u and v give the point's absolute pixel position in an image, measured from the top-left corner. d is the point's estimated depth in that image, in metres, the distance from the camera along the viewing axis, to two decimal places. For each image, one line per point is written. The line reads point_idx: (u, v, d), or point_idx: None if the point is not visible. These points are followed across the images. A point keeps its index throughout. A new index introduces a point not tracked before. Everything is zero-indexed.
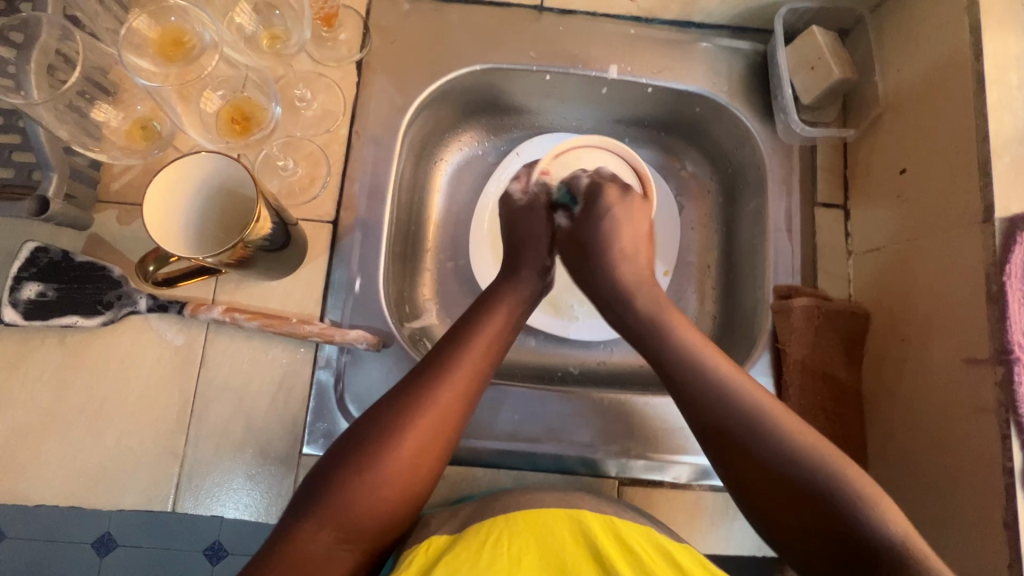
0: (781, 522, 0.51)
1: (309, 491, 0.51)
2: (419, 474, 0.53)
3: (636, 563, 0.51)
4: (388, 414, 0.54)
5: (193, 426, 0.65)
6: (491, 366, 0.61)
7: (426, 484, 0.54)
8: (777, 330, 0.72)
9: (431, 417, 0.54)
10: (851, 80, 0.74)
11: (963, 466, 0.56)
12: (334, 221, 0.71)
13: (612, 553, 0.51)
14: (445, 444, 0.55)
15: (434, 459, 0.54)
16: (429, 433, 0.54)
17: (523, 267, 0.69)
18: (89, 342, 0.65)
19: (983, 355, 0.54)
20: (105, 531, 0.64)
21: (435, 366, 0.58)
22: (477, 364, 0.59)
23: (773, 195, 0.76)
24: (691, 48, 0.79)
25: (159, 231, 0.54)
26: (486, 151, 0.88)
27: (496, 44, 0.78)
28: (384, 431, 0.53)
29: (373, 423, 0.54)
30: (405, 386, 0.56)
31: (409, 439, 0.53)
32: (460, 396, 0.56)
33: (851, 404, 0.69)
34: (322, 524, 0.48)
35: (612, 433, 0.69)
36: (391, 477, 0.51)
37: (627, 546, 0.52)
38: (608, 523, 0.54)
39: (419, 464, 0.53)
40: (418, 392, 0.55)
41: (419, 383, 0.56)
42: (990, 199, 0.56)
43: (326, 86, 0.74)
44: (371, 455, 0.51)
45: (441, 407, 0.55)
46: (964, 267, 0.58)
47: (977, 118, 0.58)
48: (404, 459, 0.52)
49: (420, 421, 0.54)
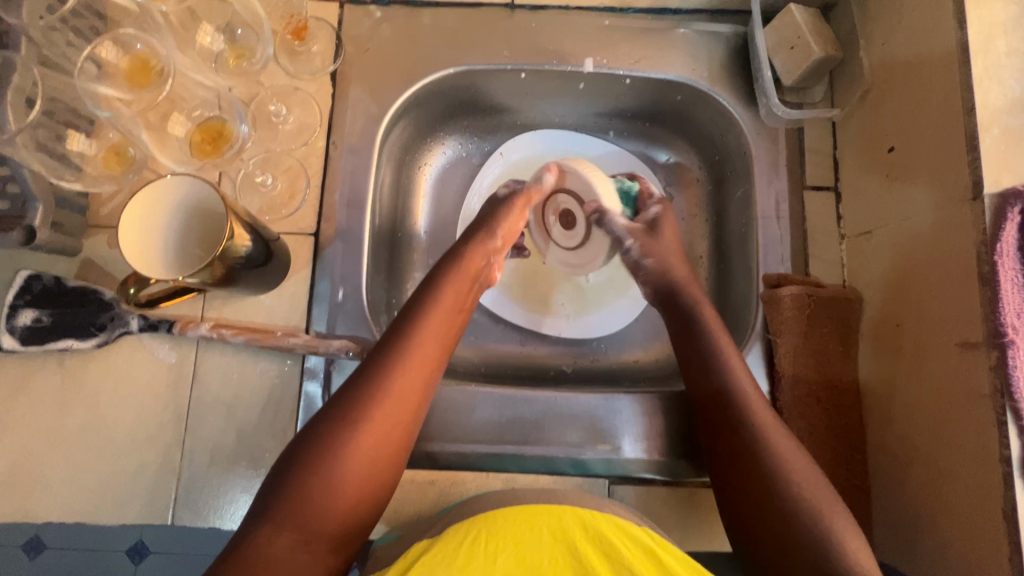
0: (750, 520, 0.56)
1: (268, 497, 0.52)
2: (376, 470, 0.55)
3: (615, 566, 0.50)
4: (337, 414, 0.56)
5: (188, 440, 0.67)
6: (440, 356, 0.62)
7: (385, 479, 0.56)
8: (768, 321, 0.70)
9: (380, 413, 0.56)
10: (834, 57, 0.71)
11: (957, 454, 0.54)
12: (315, 232, 0.72)
13: (591, 554, 0.51)
14: (400, 437, 0.57)
15: (388, 453, 0.56)
16: (382, 430, 0.56)
17: (464, 253, 0.69)
18: (85, 364, 0.67)
19: (976, 340, 0.52)
20: (137, 540, 0.66)
21: (383, 361, 0.59)
22: (426, 357, 0.61)
23: (759, 182, 0.74)
24: (669, 35, 0.78)
25: (137, 250, 0.55)
26: (470, 153, 0.88)
27: (469, 46, 0.78)
28: (334, 432, 0.54)
29: (323, 424, 0.55)
30: (353, 384, 0.58)
31: (360, 438, 0.54)
32: (410, 390, 0.58)
33: (846, 393, 0.67)
34: (280, 527, 0.50)
35: (605, 432, 0.69)
36: (347, 476, 0.53)
37: (605, 547, 0.52)
38: (584, 519, 0.53)
39: (374, 459, 0.55)
40: (365, 390, 0.57)
41: (365, 381, 0.57)
42: (979, 174, 0.53)
43: (301, 100, 0.75)
44: (325, 457, 0.53)
45: (391, 402, 0.57)
46: (955, 248, 0.55)
47: (963, 90, 0.55)
48: (358, 457, 0.54)
49: (370, 418, 0.56)
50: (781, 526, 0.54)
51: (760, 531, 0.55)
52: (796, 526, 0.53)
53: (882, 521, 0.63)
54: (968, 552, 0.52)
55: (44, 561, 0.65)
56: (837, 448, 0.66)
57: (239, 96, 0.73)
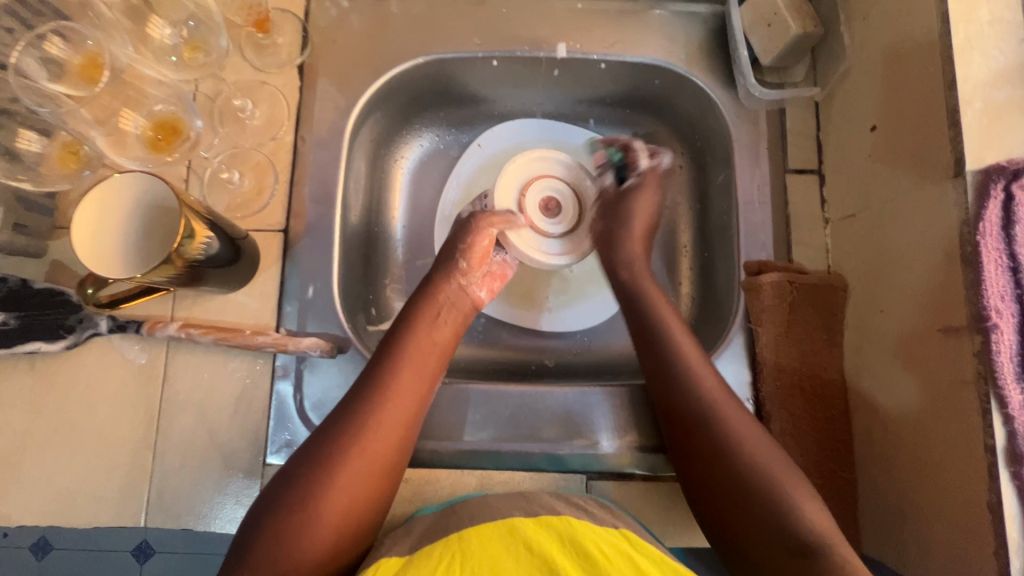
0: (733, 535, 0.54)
1: (249, 537, 0.51)
2: (355, 510, 0.54)
3: (582, 559, 0.49)
4: (313, 456, 0.55)
5: (160, 441, 0.66)
6: (423, 388, 0.61)
7: (365, 521, 0.55)
8: (749, 310, 0.68)
9: (359, 449, 0.55)
10: (814, 34, 0.69)
11: (941, 444, 0.52)
12: (285, 229, 0.71)
13: (557, 552, 0.50)
14: (381, 473, 0.56)
15: (371, 489, 0.55)
16: (361, 468, 0.54)
17: (445, 283, 0.68)
18: (56, 366, 0.67)
19: (959, 324, 0.50)
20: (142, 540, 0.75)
21: (362, 396, 0.58)
22: (407, 390, 0.59)
23: (740, 166, 0.72)
24: (644, 17, 0.75)
25: (91, 251, 0.55)
26: (446, 145, 0.86)
27: (439, 34, 0.76)
28: (312, 470, 0.53)
29: (302, 463, 0.54)
30: (332, 423, 0.57)
31: (340, 477, 0.53)
32: (389, 426, 0.57)
33: (830, 382, 0.65)
34: (262, 574, 0.49)
35: (580, 427, 0.68)
36: (328, 517, 0.52)
37: (572, 544, 0.51)
38: (553, 525, 0.53)
39: (354, 501, 0.54)
40: (343, 426, 0.56)
41: (343, 418, 0.56)
42: (960, 150, 0.50)
43: (268, 94, 0.73)
44: (303, 496, 0.52)
45: (371, 439, 0.56)
46: (937, 228, 0.53)
47: (943, 62, 0.52)
48: (339, 496, 0.53)
49: (348, 457, 0.54)
50: (770, 546, 0.51)
51: (744, 537, 0.53)
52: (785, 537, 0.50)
53: (868, 518, 0.61)
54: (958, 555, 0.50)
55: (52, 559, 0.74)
56: (822, 439, 0.64)
57: (205, 92, 0.72)
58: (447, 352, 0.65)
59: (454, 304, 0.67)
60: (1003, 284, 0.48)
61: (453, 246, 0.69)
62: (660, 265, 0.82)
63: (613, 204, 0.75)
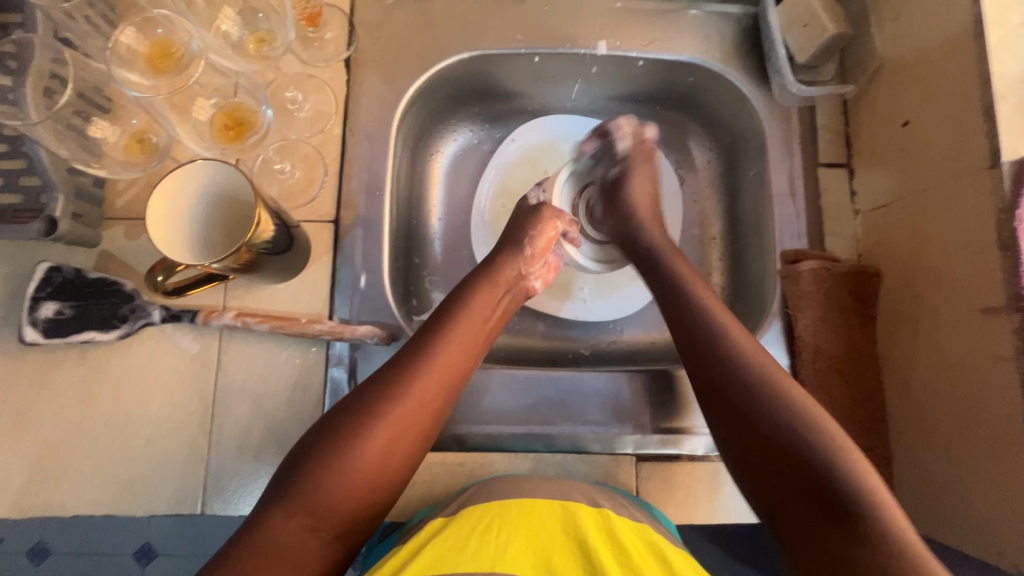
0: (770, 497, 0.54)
1: (285, 480, 0.52)
2: (391, 464, 0.54)
3: (623, 558, 0.50)
4: (359, 405, 0.55)
5: (215, 429, 0.67)
6: (470, 358, 0.61)
7: (398, 476, 0.55)
8: (786, 296, 0.72)
9: (404, 408, 0.55)
10: (846, 35, 0.72)
11: (981, 418, 0.55)
12: (335, 219, 0.72)
13: (599, 545, 0.51)
14: (422, 433, 0.56)
15: (408, 449, 0.55)
16: (404, 423, 0.55)
17: (498, 257, 0.70)
18: (108, 356, 0.67)
19: (998, 304, 0.53)
20: (145, 542, 0.65)
21: (412, 359, 0.58)
22: (456, 357, 0.60)
23: (774, 160, 0.75)
24: (680, 17, 0.78)
25: (167, 239, 0.55)
26: (481, 139, 0.88)
27: (482, 30, 0.78)
28: (355, 423, 0.53)
29: (345, 415, 0.54)
30: (380, 377, 0.57)
31: (380, 431, 0.53)
32: (436, 389, 0.57)
33: (866, 364, 0.68)
34: (292, 513, 0.49)
35: (625, 411, 0.70)
36: (363, 469, 0.52)
37: (615, 540, 0.52)
38: (601, 519, 0.54)
39: (390, 454, 0.54)
40: (394, 384, 0.56)
41: (393, 373, 0.57)
42: (997, 142, 0.54)
43: (316, 87, 0.74)
44: (343, 446, 0.52)
45: (417, 399, 0.56)
46: (975, 216, 0.56)
47: (978, 61, 0.56)
48: (377, 451, 0.53)
49: (392, 410, 0.55)
50: (809, 504, 0.51)
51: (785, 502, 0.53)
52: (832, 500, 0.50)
53: (905, 492, 0.64)
54: (1006, 526, 0.53)
55: (51, 565, 0.64)
56: (859, 418, 0.67)
57: None
58: (492, 329, 0.65)
59: (507, 281, 0.68)
60: None
61: (519, 234, 0.71)
62: (692, 256, 0.85)
63: (608, 194, 0.78)
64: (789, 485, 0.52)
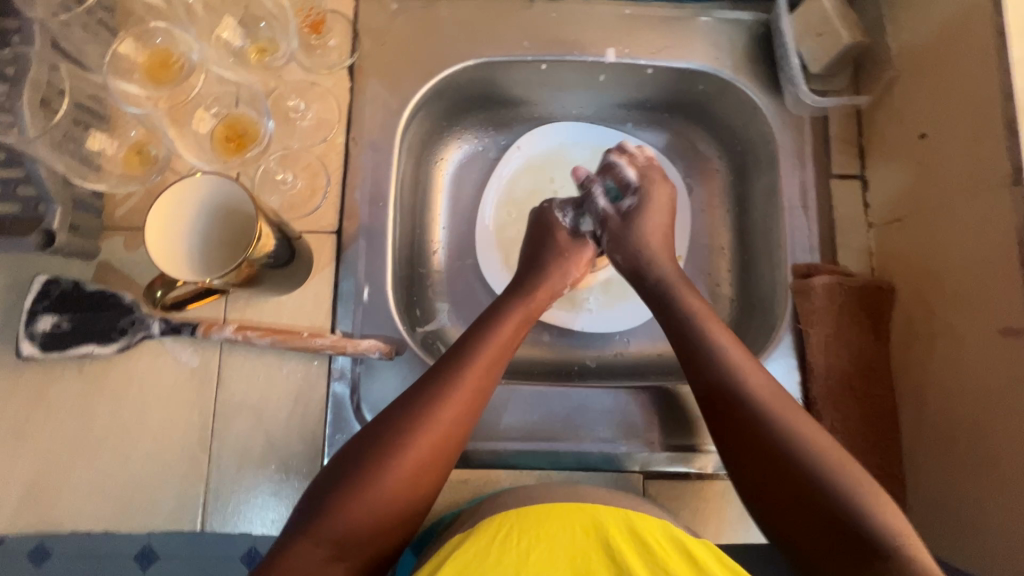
0: (789, 529, 0.53)
1: (309, 508, 0.51)
2: (416, 493, 0.53)
3: (649, 559, 0.50)
4: (386, 433, 0.54)
5: (215, 445, 0.65)
6: (494, 383, 0.60)
7: (422, 504, 0.54)
8: (797, 312, 0.70)
9: (428, 435, 0.54)
10: (861, 44, 0.70)
11: (999, 442, 0.54)
12: (338, 230, 0.71)
13: (623, 544, 0.50)
14: (445, 461, 0.55)
15: (431, 475, 0.54)
16: (430, 453, 0.54)
17: (526, 285, 0.69)
18: (106, 370, 0.66)
19: (1019, 326, 0.52)
20: (146, 545, 0.66)
21: (435, 384, 0.57)
22: (481, 383, 0.59)
23: (785, 171, 0.74)
24: (691, 24, 0.76)
25: (165, 256, 0.54)
26: (487, 147, 0.86)
27: (488, 37, 0.76)
28: (380, 450, 0.53)
29: (370, 441, 0.54)
30: (406, 404, 0.56)
31: (405, 459, 0.53)
32: (461, 417, 0.56)
33: (878, 382, 0.67)
34: (317, 542, 0.49)
35: (634, 427, 0.69)
36: (387, 496, 0.51)
37: (640, 541, 0.51)
38: (623, 516, 0.53)
39: (417, 484, 0.53)
40: (419, 413, 0.55)
41: (420, 400, 0.56)
42: (1019, 159, 0.52)
43: (319, 94, 0.73)
44: (368, 473, 0.52)
45: (441, 425, 0.55)
46: (995, 233, 0.55)
47: (1001, 75, 0.54)
48: (402, 478, 0.52)
49: (419, 440, 0.54)
50: (826, 534, 0.51)
51: (798, 531, 0.53)
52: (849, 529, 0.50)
53: (916, 512, 0.63)
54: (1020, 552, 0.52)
55: (51, 567, 0.65)
56: (871, 436, 0.65)
57: None
58: (516, 353, 0.64)
59: (534, 308, 0.68)
60: None
61: (546, 261, 0.71)
62: (701, 267, 0.83)
63: (618, 229, 0.72)
64: (806, 510, 0.52)
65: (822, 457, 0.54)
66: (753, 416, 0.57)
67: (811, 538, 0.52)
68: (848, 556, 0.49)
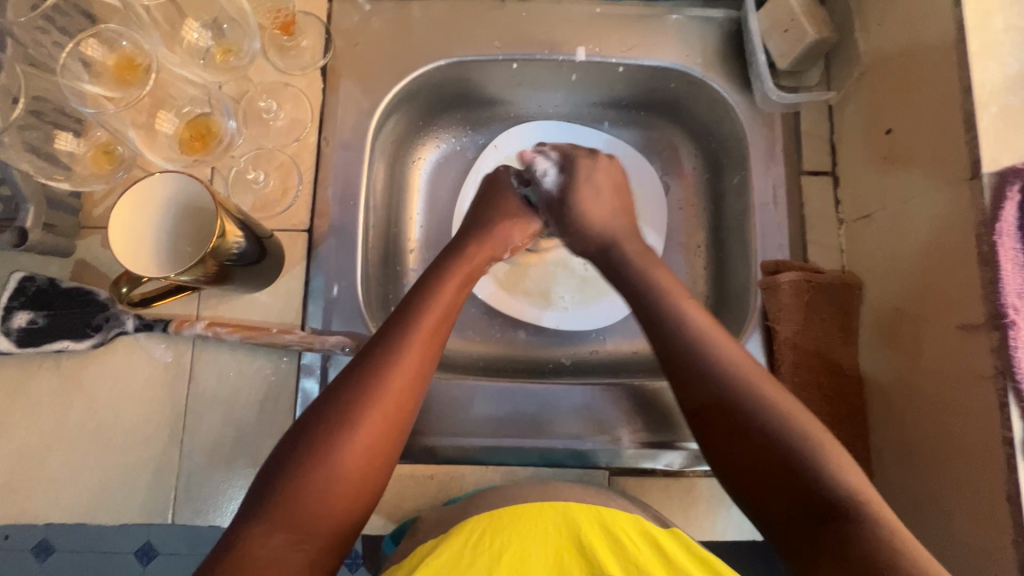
0: (758, 516, 0.52)
1: (259, 494, 0.49)
2: (371, 467, 0.52)
3: (621, 554, 0.47)
4: (333, 412, 0.52)
5: (186, 440, 0.67)
6: (437, 348, 0.60)
7: (378, 477, 0.53)
8: (766, 309, 0.70)
9: (373, 408, 0.53)
10: (829, 40, 0.70)
11: (958, 439, 0.53)
12: (309, 229, 0.72)
13: (597, 543, 0.48)
14: (397, 432, 0.54)
15: (384, 449, 0.53)
16: (378, 424, 0.53)
17: (461, 257, 0.68)
18: (81, 365, 0.67)
19: (977, 321, 0.51)
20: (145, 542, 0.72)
21: (374, 359, 0.56)
22: (423, 349, 0.58)
23: (755, 168, 0.74)
24: (661, 22, 0.77)
25: (128, 252, 0.56)
26: (464, 146, 0.87)
27: (460, 37, 0.77)
28: (324, 432, 0.51)
29: (315, 421, 0.52)
30: (347, 378, 0.55)
31: (353, 436, 0.52)
32: (405, 383, 0.56)
33: (847, 380, 0.66)
34: (274, 526, 0.48)
35: (603, 423, 0.69)
36: (339, 472, 0.50)
37: (613, 537, 0.48)
38: (596, 515, 0.50)
39: (371, 458, 0.52)
40: (362, 384, 0.54)
41: (361, 371, 0.55)
42: (978, 153, 0.52)
43: (292, 95, 0.75)
44: (317, 453, 0.50)
45: (386, 398, 0.54)
46: (956, 230, 0.54)
47: (959, 69, 0.54)
48: (352, 455, 0.51)
49: (365, 412, 0.53)
50: (800, 514, 0.49)
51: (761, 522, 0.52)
52: (808, 501, 0.48)
53: None
54: (978, 555, 0.51)
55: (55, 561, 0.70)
56: (839, 435, 0.65)
57: (229, 93, 0.74)
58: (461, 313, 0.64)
59: (472, 272, 0.68)
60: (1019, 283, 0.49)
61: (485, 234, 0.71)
62: (676, 264, 0.83)
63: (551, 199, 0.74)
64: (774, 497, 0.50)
65: None
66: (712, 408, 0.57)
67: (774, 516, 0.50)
68: (808, 532, 0.48)
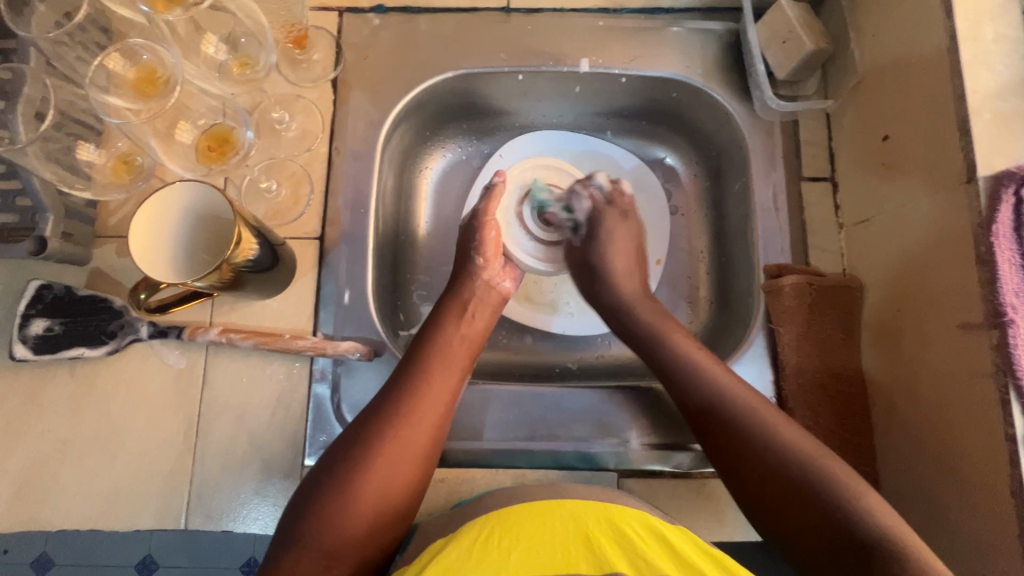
0: (785, 531, 0.52)
1: (295, 512, 0.53)
2: (399, 487, 0.55)
3: (633, 551, 0.48)
4: (363, 433, 0.56)
5: (200, 445, 0.67)
6: (461, 376, 0.63)
7: (408, 496, 0.55)
8: (770, 312, 0.71)
9: (401, 437, 0.56)
10: (825, 51, 0.73)
11: (965, 439, 0.54)
12: (320, 236, 0.73)
13: (606, 539, 0.48)
14: (427, 455, 0.57)
15: (415, 475, 0.56)
16: (406, 448, 0.56)
17: (477, 288, 0.71)
18: (95, 371, 0.68)
19: (976, 321, 0.53)
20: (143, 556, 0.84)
21: (400, 388, 0.59)
22: (447, 377, 0.62)
23: (756, 175, 0.75)
24: (662, 34, 0.79)
25: (146, 258, 0.57)
26: (470, 155, 0.88)
27: (467, 50, 0.79)
28: (353, 453, 0.54)
29: (346, 443, 0.55)
30: (376, 404, 0.58)
31: (382, 459, 0.54)
32: (432, 409, 0.59)
33: (852, 384, 0.67)
34: (309, 545, 0.50)
35: (609, 425, 0.70)
36: (371, 494, 0.53)
37: (622, 532, 0.49)
38: (603, 511, 0.51)
39: (398, 478, 0.55)
40: (388, 408, 0.57)
41: (389, 396, 0.58)
42: (972, 157, 0.54)
43: (303, 107, 0.77)
44: (347, 480, 0.53)
45: (415, 422, 0.57)
46: (955, 231, 0.55)
47: (953, 78, 0.56)
48: (379, 479, 0.54)
49: (391, 436, 0.56)
50: (828, 531, 0.50)
51: (789, 529, 0.52)
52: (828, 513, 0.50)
53: (890, 509, 0.64)
54: (990, 554, 0.51)
55: None
56: (844, 437, 0.66)
57: (242, 104, 0.75)
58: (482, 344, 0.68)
59: (480, 297, 0.70)
60: (1015, 282, 0.51)
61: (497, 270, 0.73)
62: (679, 269, 0.84)
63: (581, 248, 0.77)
64: (792, 506, 0.52)
65: (786, 453, 0.54)
66: (721, 409, 0.57)
67: (798, 530, 0.51)
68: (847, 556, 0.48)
